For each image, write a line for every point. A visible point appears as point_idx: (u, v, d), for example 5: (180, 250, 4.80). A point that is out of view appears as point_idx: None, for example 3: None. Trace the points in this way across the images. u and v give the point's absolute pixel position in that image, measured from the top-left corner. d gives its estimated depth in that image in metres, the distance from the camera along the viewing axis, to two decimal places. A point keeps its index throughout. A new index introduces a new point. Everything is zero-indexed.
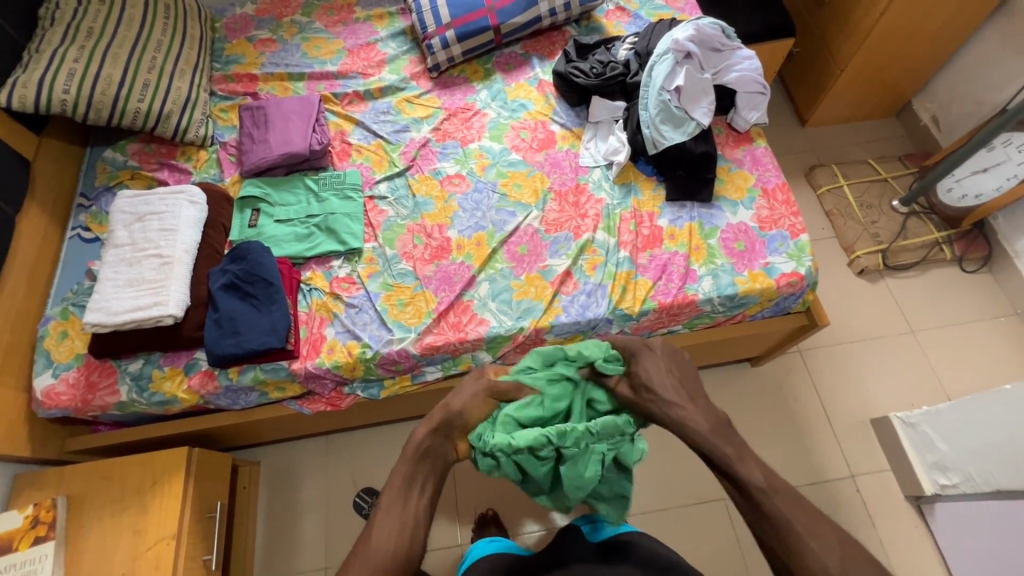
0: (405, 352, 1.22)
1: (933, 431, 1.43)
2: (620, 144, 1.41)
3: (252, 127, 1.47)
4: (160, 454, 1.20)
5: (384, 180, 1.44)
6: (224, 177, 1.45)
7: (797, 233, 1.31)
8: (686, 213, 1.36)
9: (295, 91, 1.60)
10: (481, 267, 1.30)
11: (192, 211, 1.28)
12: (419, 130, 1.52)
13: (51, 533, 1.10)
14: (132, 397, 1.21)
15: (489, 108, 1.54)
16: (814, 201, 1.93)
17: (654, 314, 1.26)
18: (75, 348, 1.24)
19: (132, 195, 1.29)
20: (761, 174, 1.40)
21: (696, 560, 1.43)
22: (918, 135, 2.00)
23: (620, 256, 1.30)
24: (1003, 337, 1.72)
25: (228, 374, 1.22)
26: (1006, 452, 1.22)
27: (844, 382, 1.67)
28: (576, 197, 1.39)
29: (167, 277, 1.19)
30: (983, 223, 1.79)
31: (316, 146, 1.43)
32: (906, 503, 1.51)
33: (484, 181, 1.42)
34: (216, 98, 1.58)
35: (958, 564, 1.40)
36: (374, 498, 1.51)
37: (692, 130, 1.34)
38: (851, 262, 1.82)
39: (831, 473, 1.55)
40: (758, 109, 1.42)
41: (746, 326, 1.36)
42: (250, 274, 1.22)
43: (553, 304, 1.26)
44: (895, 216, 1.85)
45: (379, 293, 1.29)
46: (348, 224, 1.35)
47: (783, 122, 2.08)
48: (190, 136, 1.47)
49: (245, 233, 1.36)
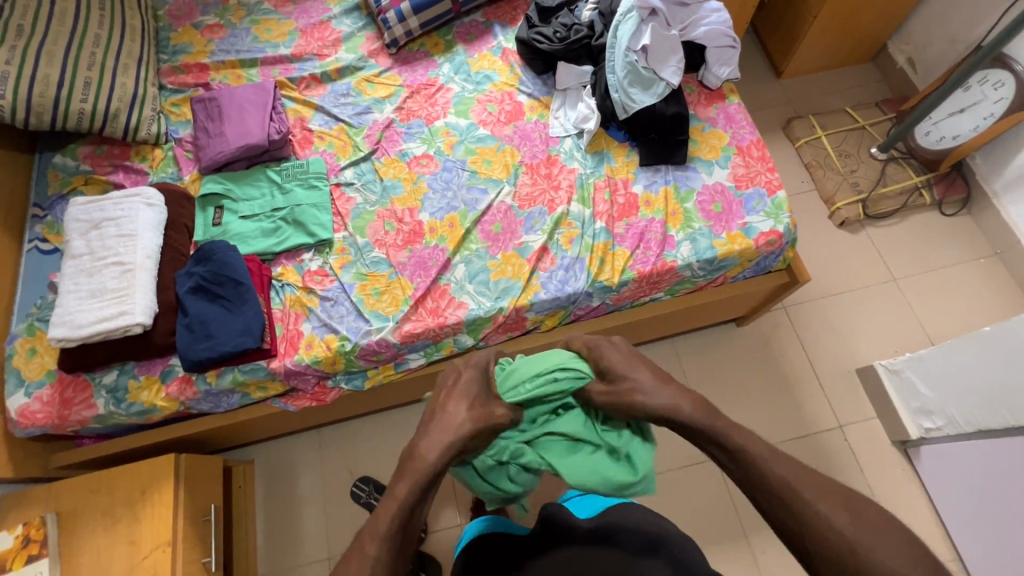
0: (385, 341, 1.19)
1: (916, 377, 1.45)
2: (589, 111, 1.36)
3: (206, 121, 1.41)
4: (146, 463, 1.19)
5: (350, 166, 1.39)
6: (183, 176, 1.40)
7: (774, 190, 1.29)
8: (661, 177, 1.33)
9: (249, 79, 1.52)
10: (455, 249, 1.27)
11: (150, 214, 1.23)
12: (382, 111, 1.46)
13: (45, 550, 1.10)
14: (110, 409, 1.18)
15: (452, 82, 1.48)
16: (793, 154, 1.90)
17: (634, 283, 1.25)
18: (46, 364, 1.21)
19: (85, 202, 1.24)
20: (736, 132, 1.37)
21: (691, 520, 1.46)
22: (895, 79, 1.96)
23: (596, 227, 1.27)
24: (984, 279, 1.73)
25: (206, 378, 1.19)
26: (988, 392, 1.24)
27: (829, 334, 1.68)
28: (548, 169, 1.36)
29: (130, 285, 1.15)
30: (962, 165, 1.78)
31: (275, 136, 1.37)
32: (893, 447, 1.54)
33: (453, 160, 1.38)
34: (166, 92, 1.50)
35: (943, 502, 1.44)
36: (370, 487, 1.50)
37: (662, 91, 1.30)
38: (832, 214, 1.80)
39: (819, 426, 1.57)
40: (730, 64, 1.37)
41: (729, 288, 1.35)
42: (217, 275, 1.18)
43: (531, 281, 1.24)
44: (873, 164, 1.83)
45: (354, 284, 1.26)
46: (315, 215, 1.31)
47: (758, 75, 2.03)
48: (142, 134, 1.40)
49: (210, 232, 1.31)
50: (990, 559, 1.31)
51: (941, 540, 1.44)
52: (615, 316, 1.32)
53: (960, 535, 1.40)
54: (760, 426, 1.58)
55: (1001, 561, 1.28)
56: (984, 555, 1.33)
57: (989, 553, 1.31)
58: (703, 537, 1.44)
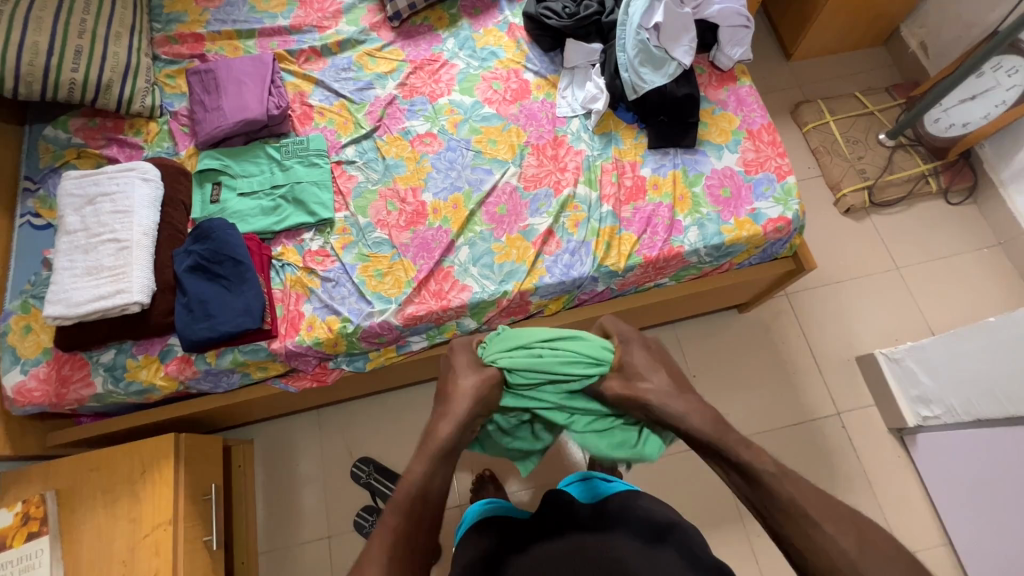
0: (387, 324, 1.18)
1: (917, 366, 1.45)
2: (597, 90, 1.33)
3: (203, 94, 1.37)
4: (145, 443, 1.18)
5: (351, 143, 1.36)
6: (179, 151, 1.36)
7: (784, 175, 1.27)
8: (670, 161, 1.30)
9: (246, 50, 1.47)
10: (459, 231, 1.25)
11: (146, 189, 1.20)
12: (384, 87, 1.42)
13: (45, 528, 1.09)
14: (108, 388, 1.17)
15: (457, 59, 1.44)
16: (800, 139, 1.88)
17: (640, 268, 1.23)
18: (42, 341, 1.19)
19: (79, 175, 1.20)
20: (746, 116, 1.34)
21: (688, 504, 1.47)
22: (906, 63, 1.93)
23: (603, 211, 1.25)
24: (987, 269, 1.72)
25: (206, 358, 1.18)
26: (989, 382, 1.25)
27: (831, 322, 1.68)
28: (554, 150, 1.33)
29: (126, 262, 1.13)
30: (969, 154, 1.76)
31: (274, 111, 1.33)
32: (890, 435, 1.55)
33: (457, 139, 1.35)
34: (160, 63, 1.45)
35: (937, 490, 1.46)
36: (370, 467, 1.51)
37: (673, 71, 1.27)
38: (838, 201, 1.78)
39: (818, 412, 1.58)
40: (742, 44, 1.34)
41: (734, 274, 1.34)
42: (216, 254, 1.16)
43: (536, 265, 1.22)
44: (881, 150, 1.80)
45: (355, 265, 1.24)
46: (316, 194, 1.28)
47: (767, 57, 1.99)
48: (136, 107, 1.35)
49: (207, 209, 1.28)
50: (980, 544, 1.34)
51: (933, 525, 1.47)
52: (619, 301, 1.31)
53: (951, 521, 1.42)
54: (759, 412, 1.59)
55: (992, 548, 1.30)
56: (975, 541, 1.35)
57: (980, 540, 1.34)
58: (700, 520, 1.46)
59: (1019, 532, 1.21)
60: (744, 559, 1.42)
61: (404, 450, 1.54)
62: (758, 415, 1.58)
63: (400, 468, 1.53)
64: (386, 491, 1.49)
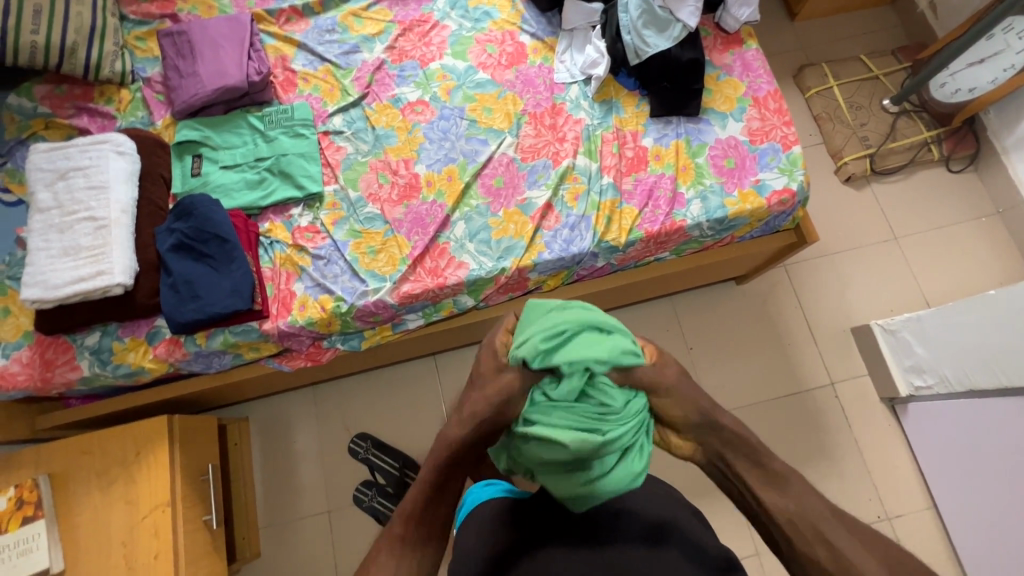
0: (382, 302, 1.14)
1: (912, 337, 1.46)
2: (598, 55, 1.26)
3: (177, 58, 1.28)
4: (138, 425, 1.15)
5: (338, 112, 1.29)
6: (155, 121, 1.28)
7: (790, 145, 1.23)
8: (673, 130, 1.25)
9: (221, 10, 1.37)
10: (454, 206, 1.21)
11: (122, 163, 1.13)
12: (371, 50, 1.34)
13: (40, 512, 1.07)
14: (95, 371, 1.13)
15: (448, 20, 1.36)
16: (803, 105, 1.82)
17: (642, 243, 1.20)
18: (22, 324, 1.15)
19: (48, 149, 1.13)
20: (752, 81, 1.28)
21: (684, 475, 1.49)
22: (913, 24, 1.86)
23: (603, 183, 1.21)
24: (984, 237, 1.72)
25: (196, 340, 1.14)
26: (985, 354, 1.26)
27: (829, 294, 1.67)
28: (552, 119, 1.27)
29: (105, 242, 1.07)
30: (974, 120, 1.72)
31: (255, 77, 1.25)
32: (881, 404, 1.58)
33: (451, 107, 1.28)
34: (129, 24, 1.35)
35: (925, 456, 1.49)
36: (368, 442, 1.50)
37: (678, 34, 1.21)
38: (839, 169, 1.75)
39: (812, 383, 1.60)
40: (750, 5, 1.27)
41: (736, 247, 1.31)
42: (200, 232, 1.11)
43: (535, 241, 1.18)
44: (884, 116, 1.76)
45: (347, 242, 1.20)
46: (303, 166, 1.22)
47: (771, 17, 1.91)
48: (106, 73, 1.27)
49: (189, 183, 1.22)
50: (966, 508, 1.38)
51: (919, 489, 1.51)
52: (619, 276, 1.29)
53: (938, 486, 1.47)
54: (754, 382, 1.60)
55: (976, 510, 1.35)
56: (963, 507, 1.39)
57: (968, 507, 1.37)
58: (695, 489, 1.48)
59: (1004, 496, 1.25)
60: (738, 529, 1.46)
61: (402, 425, 1.54)
62: (755, 387, 1.59)
63: (398, 443, 1.53)
64: (386, 467, 1.48)
